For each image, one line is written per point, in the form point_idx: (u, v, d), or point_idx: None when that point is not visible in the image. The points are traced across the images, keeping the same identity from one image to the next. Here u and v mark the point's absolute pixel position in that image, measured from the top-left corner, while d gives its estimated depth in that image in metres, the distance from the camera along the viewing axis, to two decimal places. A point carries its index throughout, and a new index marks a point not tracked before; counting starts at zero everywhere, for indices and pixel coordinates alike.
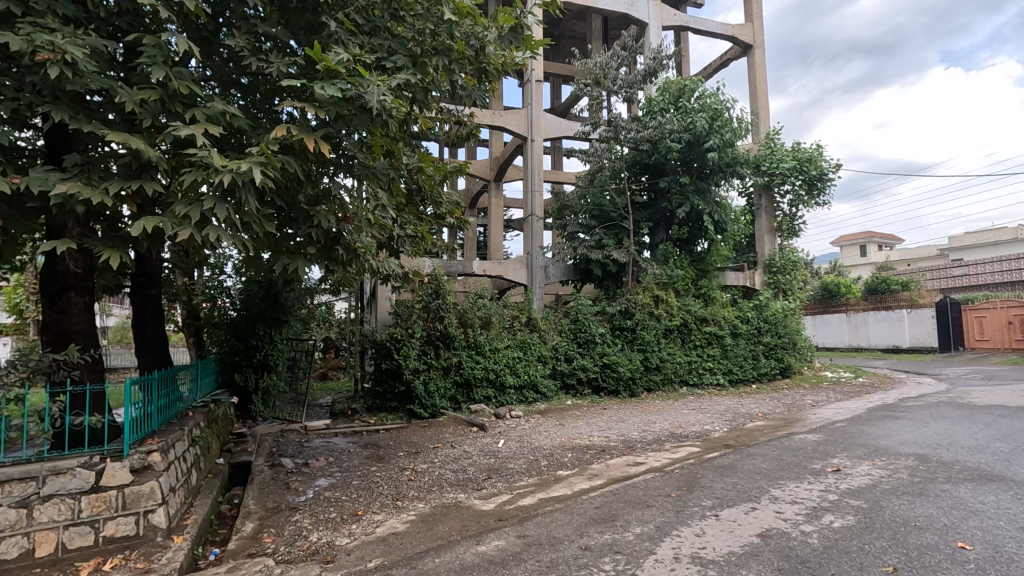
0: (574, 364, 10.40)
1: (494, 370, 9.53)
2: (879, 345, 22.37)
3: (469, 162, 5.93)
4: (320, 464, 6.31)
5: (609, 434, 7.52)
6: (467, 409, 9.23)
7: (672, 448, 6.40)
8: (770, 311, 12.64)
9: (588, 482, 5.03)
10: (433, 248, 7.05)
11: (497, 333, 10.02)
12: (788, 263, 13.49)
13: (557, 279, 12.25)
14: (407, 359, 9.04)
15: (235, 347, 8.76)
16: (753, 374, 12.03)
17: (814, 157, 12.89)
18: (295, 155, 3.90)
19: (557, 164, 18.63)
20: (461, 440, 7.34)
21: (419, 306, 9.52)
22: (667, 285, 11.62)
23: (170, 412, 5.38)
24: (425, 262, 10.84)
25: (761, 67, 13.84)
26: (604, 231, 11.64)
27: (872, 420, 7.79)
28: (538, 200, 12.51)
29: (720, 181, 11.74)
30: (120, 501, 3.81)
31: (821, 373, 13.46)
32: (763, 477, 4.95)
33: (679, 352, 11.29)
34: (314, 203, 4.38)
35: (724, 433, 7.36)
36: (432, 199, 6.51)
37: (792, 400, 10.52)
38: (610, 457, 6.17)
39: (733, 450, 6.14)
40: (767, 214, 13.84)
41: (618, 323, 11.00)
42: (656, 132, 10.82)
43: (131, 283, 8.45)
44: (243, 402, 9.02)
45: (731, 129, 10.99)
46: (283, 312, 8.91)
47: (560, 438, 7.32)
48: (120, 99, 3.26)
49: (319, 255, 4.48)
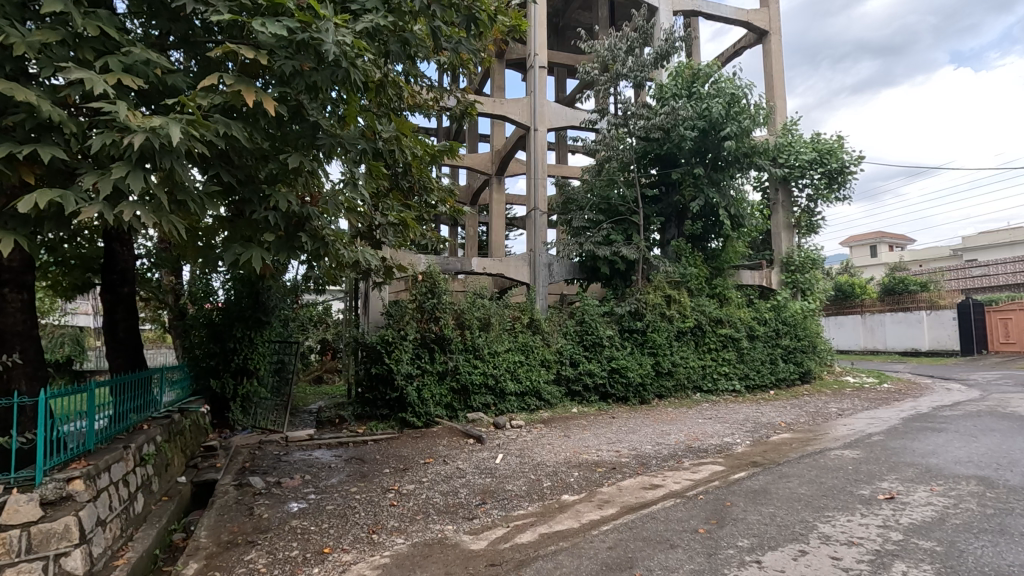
0: (580, 369, 9.67)
1: (493, 376, 8.82)
2: (896, 348, 21.50)
3: (463, 143, 5.22)
4: (295, 483, 5.59)
5: (619, 448, 6.78)
6: (463, 418, 8.50)
7: (692, 466, 5.64)
8: (789, 312, 11.87)
9: (599, 511, 4.29)
10: (422, 241, 6.34)
11: (497, 335, 9.30)
12: (807, 261, 12.69)
13: (562, 277, 11.52)
14: (399, 364, 8.31)
15: (212, 349, 8.03)
16: (771, 379, 11.27)
17: (835, 148, 12.12)
18: (242, 119, 3.22)
19: (563, 158, 17.89)
20: (455, 455, 6.62)
21: (413, 306, 8.76)
22: (680, 283, 10.89)
23: (119, 427, 4.66)
24: (420, 259, 10.12)
25: (777, 53, 13.03)
26: (612, 226, 10.90)
27: (911, 433, 7.01)
28: (542, 194, 11.77)
29: (736, 173, 10.99)
30: (24, 544, 3.07)
31: (842, 378, 12.66)
32: (805, 506, 4.20)
33: (692, 355, 10.54)
34: (273, 182, 3.68)
35: (748, 447, 6.61)
36: (420, 184, 5.82)
37: (815, 408, 9.74)
38: (621, 476, 5.44)
39: (762, 470, 5.38)
40: (783, 208, 13.08)
41: (627, 325, 10.25)
42: (669, 119, 10.04)
43: (101, 281, 7.76)
44: (220, 410, 8.31)
45: (749, 116, 10.22)
46: (266, 312, 8.20)
47: (565, 452, 6.59)
48: (7, 40, 2.58)
49: (279, 244, 3.75)
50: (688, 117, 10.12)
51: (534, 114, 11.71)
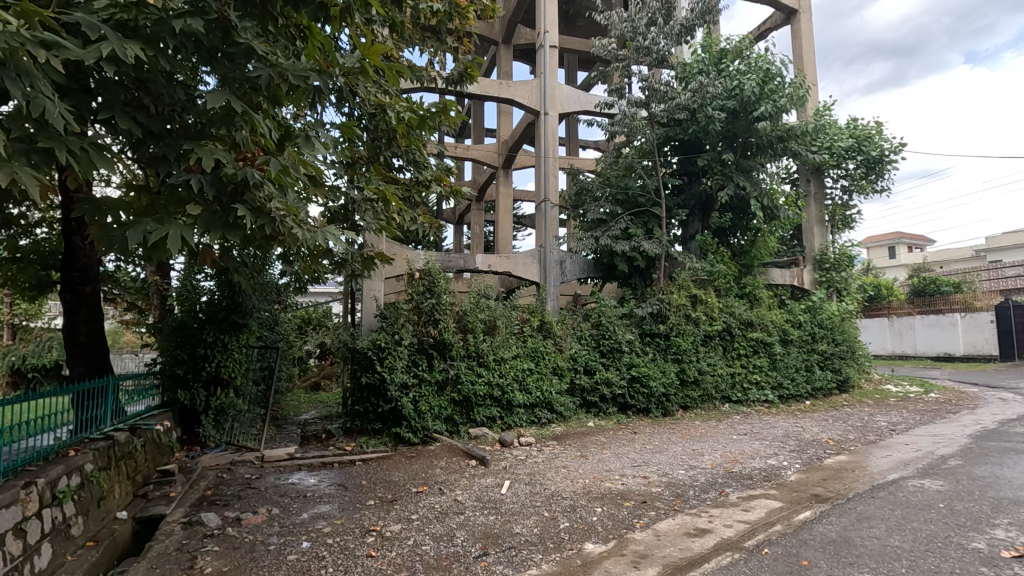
0: (596, 378, 8.65)
1: (500, 386, 7.82)
2: (928, 353, 20.25)
3: (458, 103, 4.27)
4: (258, 520, 4.59)
5: (647, 474, 5.76)
6: (465, 433, 7.51)
7: (742, 502, 4.59)
8: (825, 314, 10.79)
9: (635, 573, 3.30)
10: (416, 230, 5.37)
11: (503, 339, 8.29)
12: (843, 259, 11.58)
13: (574, 276, 10.52)
14: (392, 373, 7.33)
15: (179, 356, 7.04)
16: (807, 389, 10.17)
17: (873, 135, 11.23)
18: (140, 39, 2.36)
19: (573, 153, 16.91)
20: (454, 481, 5.63)
21: (409, 308, 7.79)
22: (707, 282, 9.85)
23: (22, 456, 3.75)
24: (419, 256, 9.17)
25: (808, 33, 12.00)
26: (631, 219, 9.82)
27: (991, 456, 5.93)
28: (553, 185, 10.77)
29: (768, 160, 9.95)
30: None
31: (883, 387, 11.51)
32: (909, 568, 3.17)
33: (720, 362, 9.49)
34: (200, 137, 2.78)
35: (802, 474, 5.55)
36: (409, 156, 5.02)
37: (862, 422, 8.65)
38: (655, 515, 4.41)
39: (832, 508, 4.33)
40: (816, 201, 11.99)
41: (649, 328, 9.24)
42: (697, 97, 8.99)
43: (60, 279, 6.81)
44: (189, 424, 7.33)
45: (785, 95, 9.15)
46: (243, 315, 7.28)
47: (584, 480, 5.57)
48: None
49: (209, 220, 2.81)
50: (717, 97, 9.10)
51: (544, 97, 10.73)
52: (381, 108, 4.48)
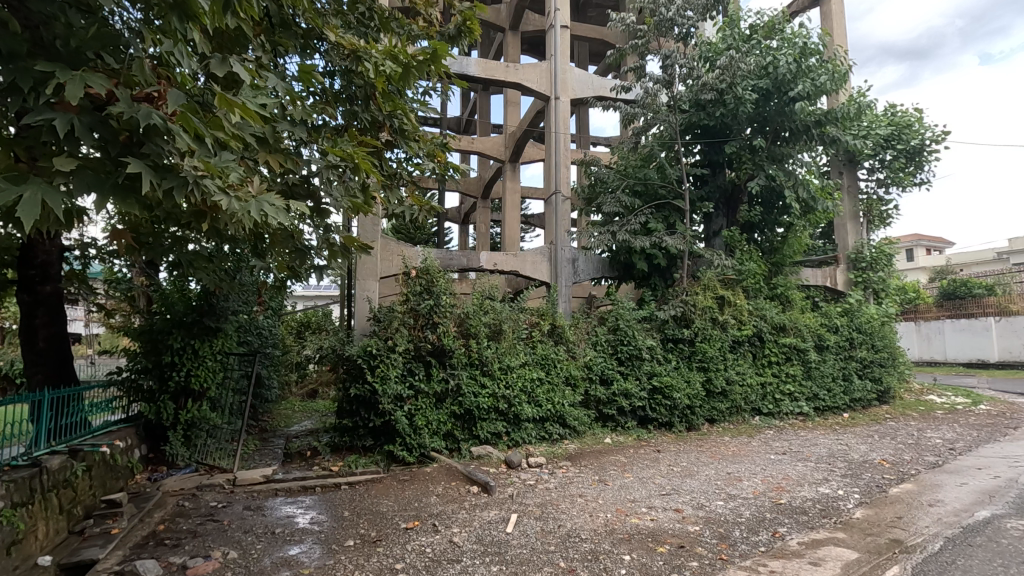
0: (614, 389, 7.76)
1: (506, 398, 6.95)
2: (959, 359, 19.16)
3: (450, 50, 3.47)
4: (207, 569, 3.74)
5: (680, 505, 4.88)
6: (467, 452, 6.64)
7: (807, 550, 3.69)
8: (863, 318, 9.84)
9: None
10: (402, 213, 4.60)
11: (510, 345, 7.41)
12: (881, 257, 10.62)
13: (587, 276, 9.64)
14: (385, 383, 6.47)
15: (145, 366, 6.24)
16: (845, 400, 9.23)
17: (914, 123, 10.34)
18: None
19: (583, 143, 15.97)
20: (451, 515, 4.76)
21: (403, 309, 6.97)
22: (734, 282, 8.96)
23: None
24: (416, 252, 8.51)
25: (840, 13, 11.08)
26: (651, 212, 8.97)
27: None
28: (564, 177, 9.94)
29: (802, 149, 9.02)
30: None
31: (926, 398, 10.53)
32: None
33: (750, 371, 8.57)
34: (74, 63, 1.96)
35: (868, 509, 4.64)
36: (394, 120, 4.14)
37: (913, 438, 7.69)
38: (700, 567, 3.53)
39: (925, 563, 3.43)
40: (851, 195, 11.05)
41: (671, 333, 8.36)
42: (727, 75, 8.09)
43: (15, 277, 6.00)
44: (157, 441, 6.53)
45: (826, 73, 8.23)
46: (218, 317, 6.48)
47: (605, 514, 4.67)
48: None
49: (91, 181, 1.97)
50: (747, 75, 8.22)
51: (555, 81, 9.87)
52: (354, 58, 3.79)
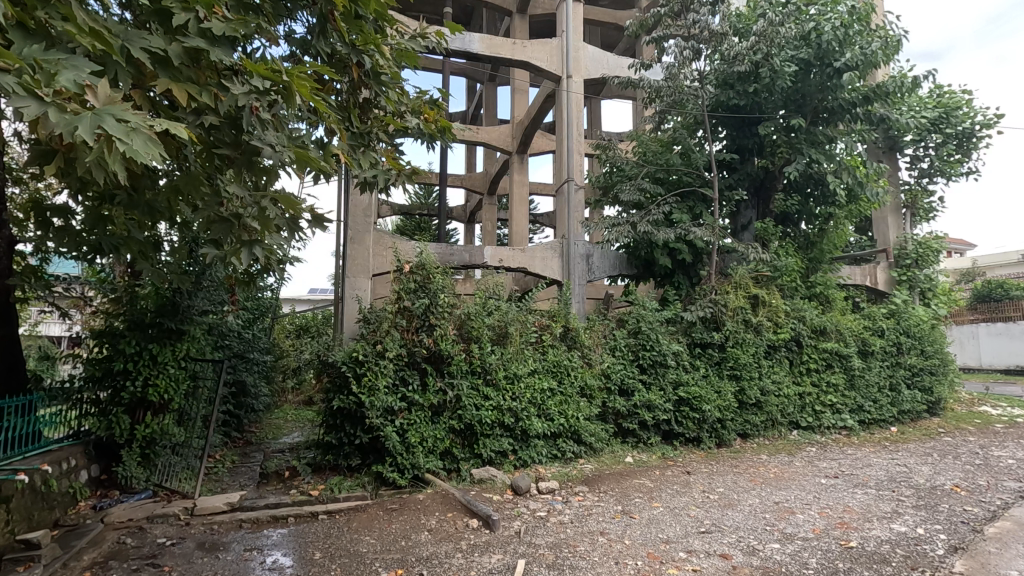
0: (635, 400, 6.83)
1: (511, 411, 6.05)
2: (995, 366, 18.06)
3: None
4: None
5: (727, 548, 3.94)
6: (467, 475, 5.73)
7: None
8: (912, 321, 8.83)
9: None
10: (375, 179, 3.86)
11: (518, 351, 6.51)
12: (927, 253, 9.61)
13: (602, 273, 8.75)
14: (373, 395, 5.57)
15: (95, 374, 5.37)
16: (892, 412, 8.24)
17: (963, 105, 9.36)
18: None
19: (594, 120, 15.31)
20: (443, 561, 3.83)
21: (395, 309, 6.06)
22: (769, 280, 8.01)
23: None
24: (413, 247, 7.65)
25: None
26: (675, 201, 8.07)
27: None
28: (577, 165, 9.03)
29: (843, 130, 8.07)
30: None
31: (980, 409, 9.48)
32: None
33: (787, 379, 7.60)
34: None
35: (967, 558, 3.68)
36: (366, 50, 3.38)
37: (981, 458, 6.68)
38: None
39: None
40: (892, 186, 10.10)
41: (699, 337, 7.40)
42: (762, 46, 7.18)
43: None
44: (111, 459, 5.67)
45: (875, 42, 7.28)
46: (181, 317, 5.64)
47: (635, 561, 3.74)
48: None
49: None
50: (786, 45, 7.31)
51: (567, 59, 8.98)
52: None
